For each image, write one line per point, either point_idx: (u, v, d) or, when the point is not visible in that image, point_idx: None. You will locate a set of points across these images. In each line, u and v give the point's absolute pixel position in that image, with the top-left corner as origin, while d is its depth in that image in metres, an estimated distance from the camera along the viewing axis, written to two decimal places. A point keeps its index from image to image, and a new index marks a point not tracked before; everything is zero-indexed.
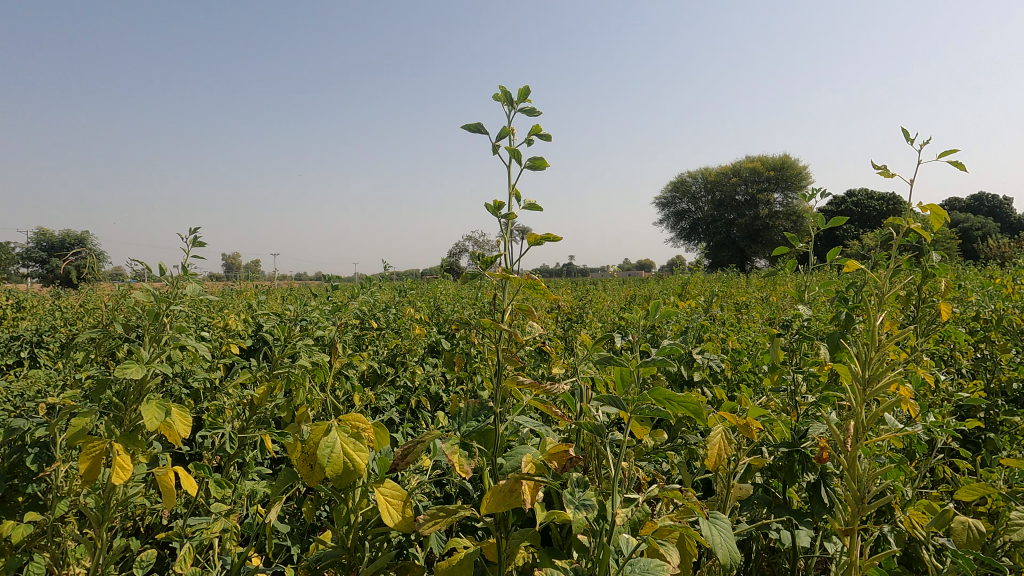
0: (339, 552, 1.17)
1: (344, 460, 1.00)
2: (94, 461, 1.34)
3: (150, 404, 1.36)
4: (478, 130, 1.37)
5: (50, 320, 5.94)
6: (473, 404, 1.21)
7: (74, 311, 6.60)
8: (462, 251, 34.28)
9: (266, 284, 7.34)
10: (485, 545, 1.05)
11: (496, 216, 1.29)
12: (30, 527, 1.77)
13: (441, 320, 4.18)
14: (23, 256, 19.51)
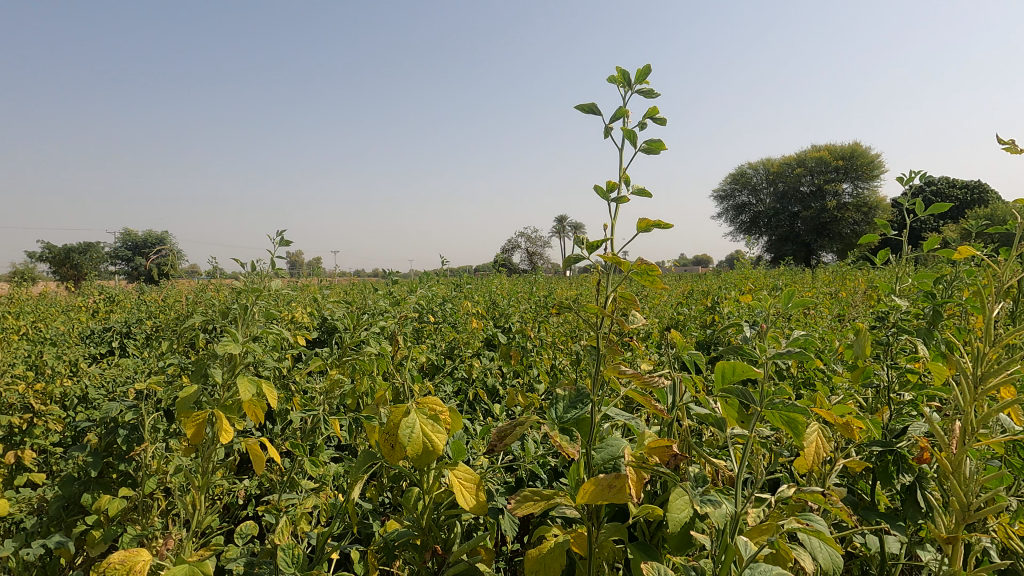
0: (414, 531, 1.19)
1: (423, 441, 1.01)
2: (198, 426, 1.51)
3: (244, 378, 1.51)
4: (591, 109, 1.33)
5: (138, 314, 6.42)
6: (569, 391, 1.14)
7: (157, 305, 7.13)
8: (514, 247, 34.41)
9: (328, 279, 7.65)
10: (575, 536, 1.01)
11: (607, 199, 1.26)
12: (124, 501, 1.94)
13: (498, 314, 4.21)
14: (111, 254, 21.22)
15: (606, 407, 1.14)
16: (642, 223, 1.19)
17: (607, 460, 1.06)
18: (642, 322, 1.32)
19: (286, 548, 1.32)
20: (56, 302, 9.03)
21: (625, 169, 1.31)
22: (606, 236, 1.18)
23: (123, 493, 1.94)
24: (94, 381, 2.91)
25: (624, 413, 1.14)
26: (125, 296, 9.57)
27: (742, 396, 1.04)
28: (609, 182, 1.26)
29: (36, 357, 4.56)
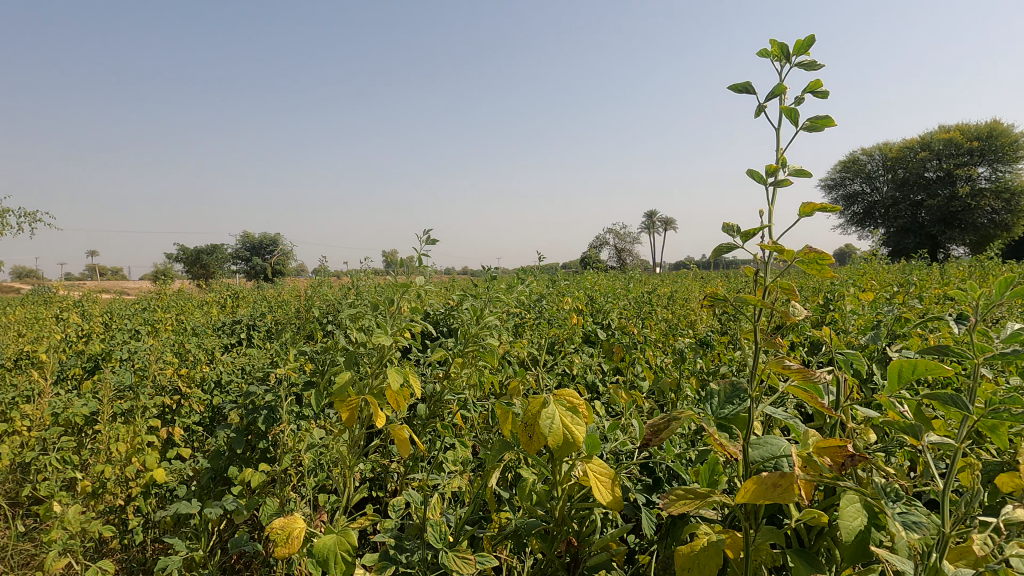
0: (546, 521, 1.21)
1: (564, 432, 1.03)
2: (352, 410, 1.57)
3: (391, 368, 1.54)
4: (742, 89, 1.24)
5: (261, 309, 7.07)
6: (725, 385, 1.11)
7: (276, 301, 7.81)
8: (602, 244, 33.98)
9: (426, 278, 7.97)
10: (730, 537, 0.97)
11: (763, 183, 1.16)
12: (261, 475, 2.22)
13: (596, 311, 4.17)
14: (235, 255, 23.50)
15: (763, 404, 1.09)
16: (806, 207, 1.07)
17: (767, 459, 1.02)
18: (806, 313, 1.26)
19: (435, 524, 1.37)
20: (195, 297, 10.20)
21: (783, 150, 1.19)
22: (765, 223, 1.08)
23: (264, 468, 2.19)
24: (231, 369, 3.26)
25: (781, 411, 1.07)
26: (251, 292, 10.60)
27: (950, 402, 0.89)
28: (767, 165, 1.16)
29: (181, 346, 5.18)
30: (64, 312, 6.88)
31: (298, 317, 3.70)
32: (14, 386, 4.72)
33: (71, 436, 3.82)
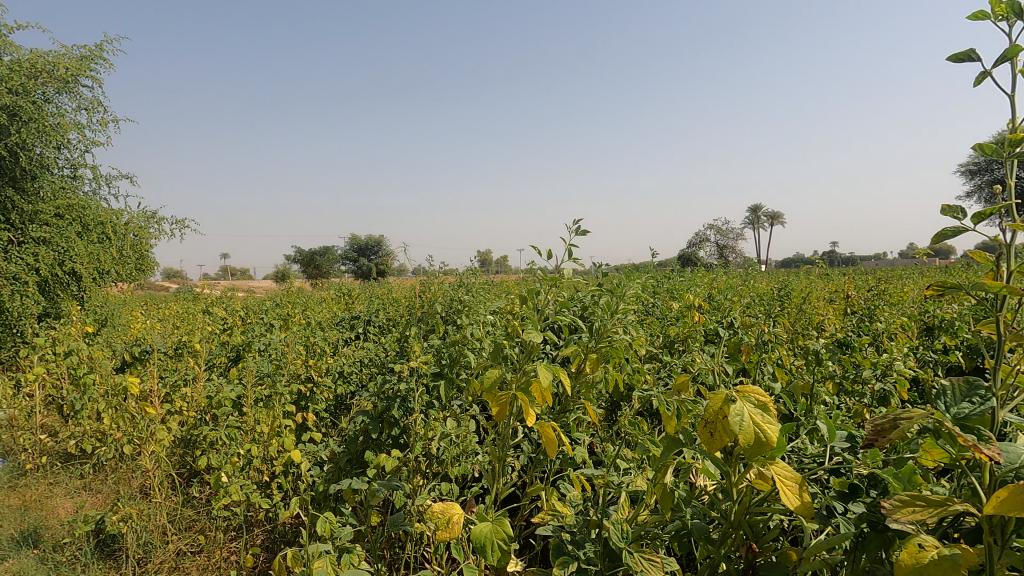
0: (728, 520, 1.51)
1: (754, 431, 1.28)
2: (502, 406, 1.60)
3: (542, 364, 1.55)
4: (975, 55, 1.27)
5: (375, 306, 7.54)
6: (962, 384, 1.26)
7: (388, 299, 8.29)
8: (703, 241, 32.43)
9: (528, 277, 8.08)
10: (963, 552, 1.08)
11: (1006, 156, 1.26)
12: (394, 462, 2.54)
13: (714, 308, 4.02)
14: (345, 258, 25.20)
15: (1006, 404, 1.20)
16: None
17: (1012, 467, 1.13)
18: None
19: (620, 522, 1.67)
20: (315, 295, 11.07)
21: (1015, 118, 1.28)
22: (1012, 205, 1.17)
23: (397, 453, 2.49)
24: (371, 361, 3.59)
25: (1020, 420, 1.22)
26: (363, 290, 11.31)
27: None
28: (1011, 138, 1.24)
29: (309, 338, 5.66)
30: (210, 308, 7.76)
31: (423, 311, 3.94)
32: (174, 370, 5.40)
33: (222, 416, 4.31)
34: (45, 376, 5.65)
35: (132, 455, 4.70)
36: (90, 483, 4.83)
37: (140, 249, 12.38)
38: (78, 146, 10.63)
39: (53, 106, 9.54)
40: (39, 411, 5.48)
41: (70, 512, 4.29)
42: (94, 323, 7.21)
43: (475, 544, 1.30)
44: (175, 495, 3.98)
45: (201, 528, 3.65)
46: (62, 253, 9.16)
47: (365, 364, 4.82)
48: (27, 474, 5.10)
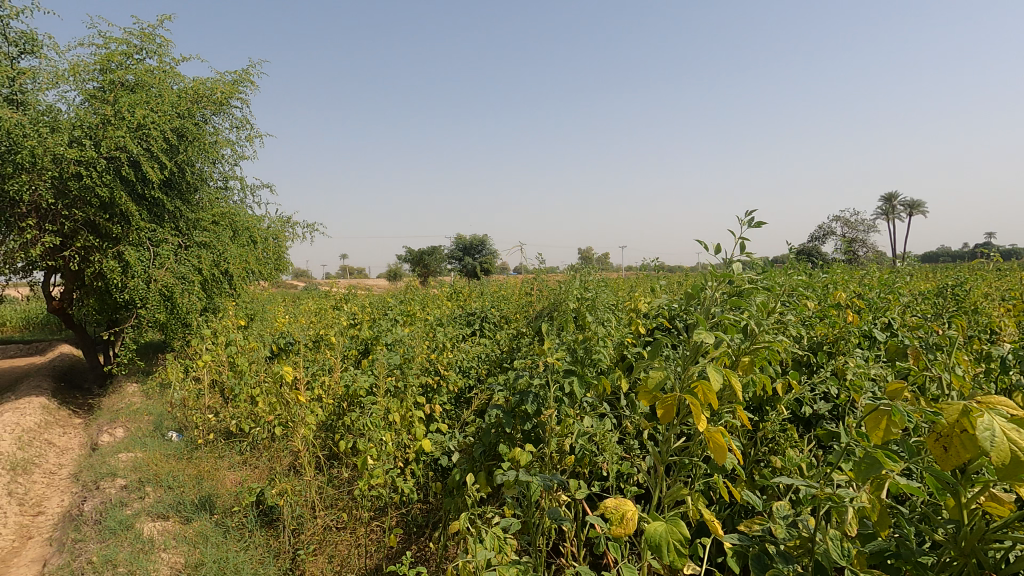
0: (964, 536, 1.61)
1: (1011, 452, 1.35)
2: (668, 408, 1.85)
3: (712, 367, 1.80)
4: None
5: (490, 303, 7.77)
6: None
7: (500, 298, 8.50)
8: (829, 235, 29.51)
9: (641, 274, 7.89)
10: None
11: None
12: (529, 455, 2.70)
13: (865, 308, 3.69)
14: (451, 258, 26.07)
15: None
16: None
17: None
18: None
19: (837, 539, 1.82)
20: (429, 293, 11.58)
21: None
22: None
23: (528, 449, 2.68)
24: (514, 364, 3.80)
25: None
26: (474, 288, 11.64)
27: None
28: None
29: (432, 333, 5.94)
30: (341, 304, 8.42)
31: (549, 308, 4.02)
32: (314, 360, 5.92)
33: (360, 404, 4.66)
34: (211, 363, 6.45)
35: (283, 436, 5.23)
36: (249, 459, 5.44)
37: (277, 251, 13.70)
38: (229, 160, 11.96)
39: (209, 125, 10.81)
40: (207, 393, 6.27)
41: (235, 484, 4.88)
42: (246, 317, 8.09)
43: (652, 543, 1.71)
44: (321, 475, 4.38)
45: (344, 506, 3.98)
46: (217, 255, 10.36)
47: (486, 360, 4.97)
48: (199, 448, 5.86)
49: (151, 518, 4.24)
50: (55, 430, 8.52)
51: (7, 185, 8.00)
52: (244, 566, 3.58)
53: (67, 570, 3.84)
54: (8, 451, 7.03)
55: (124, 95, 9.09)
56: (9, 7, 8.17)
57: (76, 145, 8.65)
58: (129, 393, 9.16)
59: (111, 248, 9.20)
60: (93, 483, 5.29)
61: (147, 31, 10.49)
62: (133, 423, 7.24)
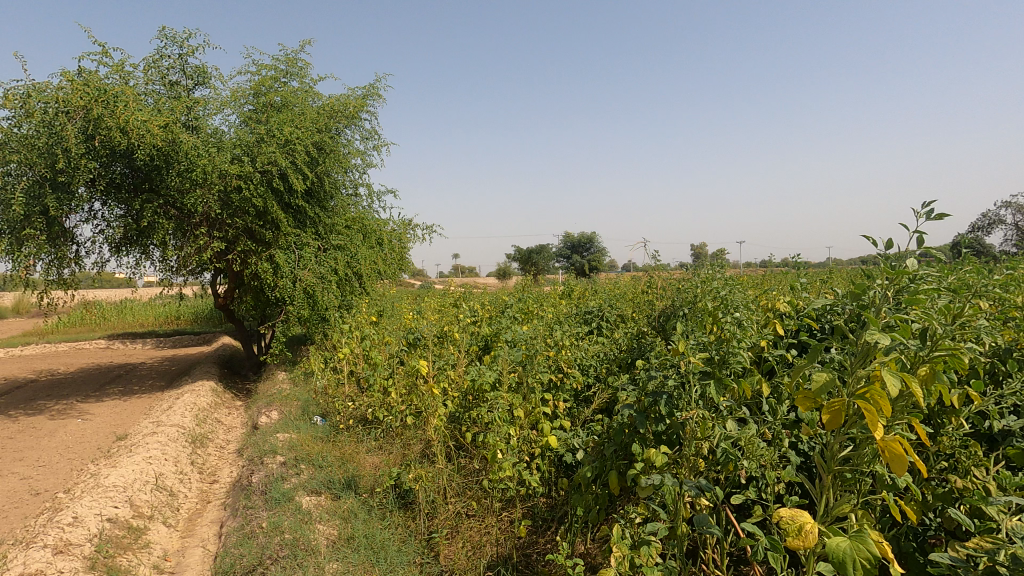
0: None
1: None
2: (834, 414, 1.86)
3: (887, 370, 1.78)
4: None
5: (606, 302, 7.73)
6: None
7: (615, 297, 8.42)
8: (996, 224, 25.51)
9: (769, 272, 7.40)
10: None
11: None
12: (665, 457, 2.67)
13: None
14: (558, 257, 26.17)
15: None
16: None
17: None
18: None
19: None
20: (542, 291, 11.76)
21: None
22: None
23: (663, 451, 2.66)
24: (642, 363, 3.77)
25: None
26: (586, 286, 11.62)
27: None
28: None
29: (551, 330, 6.03)
30: (461, 302, 8.82)
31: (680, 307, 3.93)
32: (439, 354, 6.27)
33: (485, 398, 4.86)
34: (349, 355, 7.07)
35: (415, 425, 5.61)
36: (384, 444, 5.90)
37: (400, 252, 14.65)
38: (358, 169, 12.99)
39: (342, 137, 11.82)
40: (346, 383, 6.89)
41: (374, 467, 5.31)
42: (377, 313, 8.76)
43: (835, 559, 1.74)
44: (451, 464, 4.64)
45: (474, 495, 4.19)
46: (350, 256, 11.31)
47: (608, 358, 4.94)
48: (341, 432, 6.46)
49: (307, 493, 4.75)
50: (223, 410, 9.83)
51: (186, 199, 9.34)
52: (388, 543, 3.90)
53: (244, 531, 4.44)
54: (190, 426, 8.23)
55: (274, 115, 10.21)
56: (187, 45, 9.51)
57: (238, 161, 9.87)
58: (280, 380, 10.32)
59: (264, 251, 10.40)
60: (258, 458, 6.05)
61: (290, 56, 11.69)
62: (284, 407, 8.14)
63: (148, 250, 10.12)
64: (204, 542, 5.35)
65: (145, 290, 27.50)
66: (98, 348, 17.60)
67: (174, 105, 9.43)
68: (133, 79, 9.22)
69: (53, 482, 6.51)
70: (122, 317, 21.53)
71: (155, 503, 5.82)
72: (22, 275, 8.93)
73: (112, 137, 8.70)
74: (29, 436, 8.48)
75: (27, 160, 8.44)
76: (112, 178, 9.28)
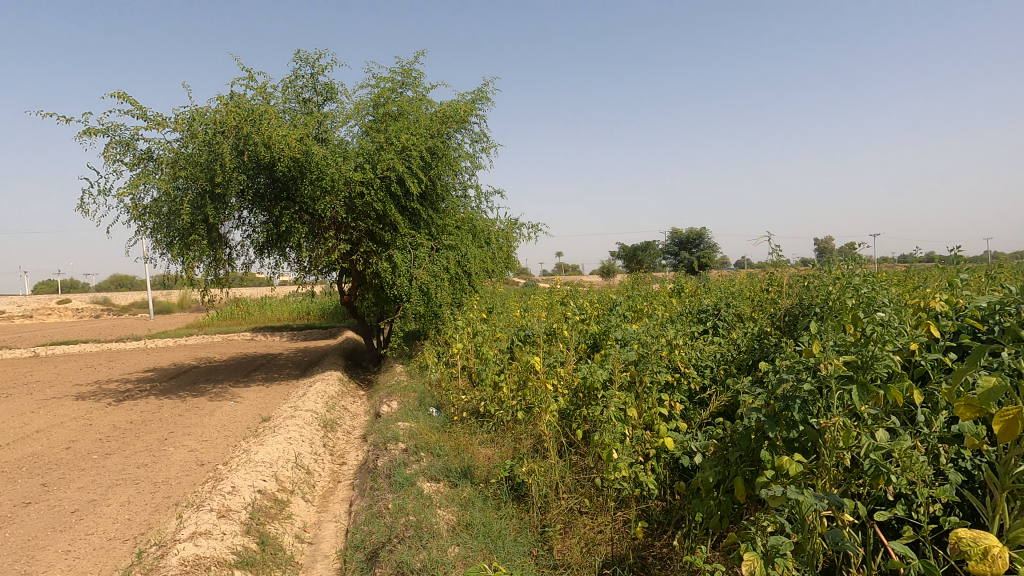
0: None
1: None
2: (1012, 425, 1.63)
3: None
4: None
5: (722, 299, 7.33)
6: None
7: (733, 295, 7.96)
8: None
9: (918, 266, 6.58)
10: None
11: None
12: (799, 466, 2.50)
13: None
14: (668, 258, 25.70)
15: None
16: None
17: None
18: None
19: None
20: (651, 288, 11.43)
21: None
22: None
23: (796, 460, 2.50)
24: (767, 365, 3.55)
25: None
26: (698, 283, 11.12)
27: None
28: None
29: (663, 329, 5.86)
30: (568, 300, 8.83)
31: (811, 306, 3.65)
32: (549, 351, 6.33)
33: (596, 396, 4.85)
34: (462, 350, 7.37)
35: (526, 420, 5.72)
36: (496, 437, 6.09)
37: (507, 250, 14.98)
38: (467, 171, 13.47)
39: (453, 141, 12.32)
40: (459, 376, 7.19)
41: (487, 458, 5.50)
42: (487, 310, 9.04)
43: None
44: (563, 460, 4.68)
45: (587, 492, 4.20)
46: (461, 255, 11.78)
47: (726, 359, 4.70)
48: (455, 423, 6.76)
49: (427, 479, 5.04)
50: (349, 398, 10.69)
51: (317, 205, 10.26)
52: (504, 532, 4.03)
53: (372, 510, 4.81)
54: (321, 411, 9.05)
55: (392, 124, 10.89)
56: (317, 65, 10.44)
57: (361, 168, 10.63)
58: (398, 372, 11.01)
59: (384, 252, 11.14)
60: (381, 444, 6.51)
61: (406, 67, 12.40)
62: (403, 398, 8.68)
63: (286, 252, 11.26)
64: (337, 517, 5.87)
65: (282, 288, 30.61)
66: (245, 340, 19.91)
67: (307, 120, 10.40)
68: (274, 99, 10.31)
69: (214, 455, 7.48)
70: (263, 312, 24.16)
71: (295, 479, 6.48)
72: (188, 275, 10.34)
73: (257, 152, 9.79)
74: (195, 414, 9.81)
75: (192, 175, 9.75)
76: (257, 189, 10.44)
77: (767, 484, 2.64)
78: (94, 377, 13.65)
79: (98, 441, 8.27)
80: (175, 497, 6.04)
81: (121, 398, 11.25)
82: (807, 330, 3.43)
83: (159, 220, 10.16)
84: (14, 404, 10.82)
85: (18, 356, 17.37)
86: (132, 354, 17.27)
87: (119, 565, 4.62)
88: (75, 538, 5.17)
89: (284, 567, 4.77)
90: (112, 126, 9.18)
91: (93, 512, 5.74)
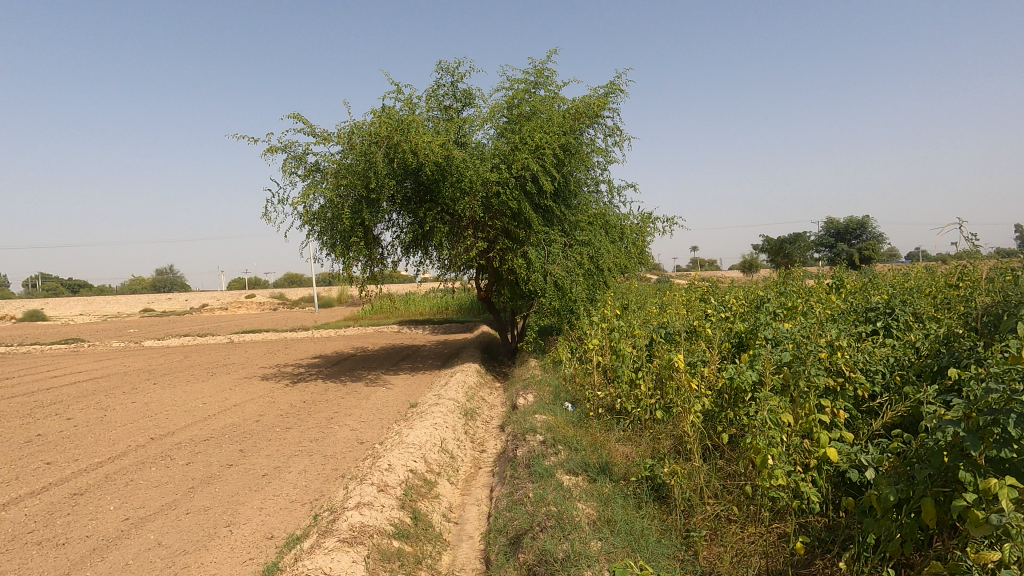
0: None
1: None
2: None
3: None
4: None
5: (896, 296, 6.43)
6: None
7: (913, 291, 6.96)
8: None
9: None
10: None
11: None
12: (1012, 491, 2.15)
13: None
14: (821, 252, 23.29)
15: None
16: None
17: None
18: None
19: None
20: (804, 284, 10.41)
21: None
22: None
23: (1009, 485, 2.16)
24: (964, 370, 3.07)
25: None
26: (863, 278, 9.90)
27: None
28: None
29: (823, 328, 5.29)
30: (710, 297, 8.36)
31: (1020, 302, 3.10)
32: (690, 350, 6.06)
33: (744, 398, 4.54)
34: (599, 346, 7.32)
35: (665, 419, 5.55)
36: (633, 435, 5.98)
37: (640, 245, 14.58)
38: (600, 166, 13.32)
39: (586, 137, 12.26)
40: (595, 372, 7.17)
41: (626, 456, 5.43)
42: (621, 305, 8.89)
43: None
44: (707, 464, 4.47)
45: (735, 499, 3.97)
46: (594, 251, 11.71)
47: (902, 364, 4.14)
48: (591, 419, 6.76)
49: (565, 472, 5.11)
50: (486, 389, 11.19)
51: (457, 206, 10.87)
52: (647, 532, 3.96)
53: (514, 498, 5.00)
54: (462, 401, 9.59)
55: (526, 123, 11.13)
56: (457, 73, 11.04)
57: (497, 169, 11.02)
58: (532, 367, 11.28)
59: (519, 249, 11.45)
60: (519, 435, 6.73)
61: (539, 68, 12.61)
62: (539, 391, 8.89)
63: (429, 251, 12.08)
64: (479, 501, 6.19)
65: (424, 285, 32.93)
66: (393, 332, 21.73)
67: (448, 126, 11.04)
68: (419, 108, 11.09)
69: (371, 435, 8.29)
70: (408, 307, 26.21)
71: (441, 462, 6.95)
72: (348, 273, 11.54)
73: (405, 159, 10.61)
74: (355, 398, 10.94)
75: (351, 183, 10.84)
76: (405, 193, 11.33)
77: (967, 509, 2.30)
78: (274, 362, 15.82)
79: (280, 417, 9.57)
80: (341, 470, 6.80)
81: (296, 381, 12.91)
82: (1016, 330, 2.91)
83: (325, 224, 11.46)
84: (217, 381, 12.94)
85: (219, 341, 20.73)
86: (303, 343, 19.72)
87: (300, 524, 5.33)
88: (267, 497, 6.05)
89: (434, 542, 5.15)
90: (289, 144, 10.56)
91: (278, 477, 6.67)
